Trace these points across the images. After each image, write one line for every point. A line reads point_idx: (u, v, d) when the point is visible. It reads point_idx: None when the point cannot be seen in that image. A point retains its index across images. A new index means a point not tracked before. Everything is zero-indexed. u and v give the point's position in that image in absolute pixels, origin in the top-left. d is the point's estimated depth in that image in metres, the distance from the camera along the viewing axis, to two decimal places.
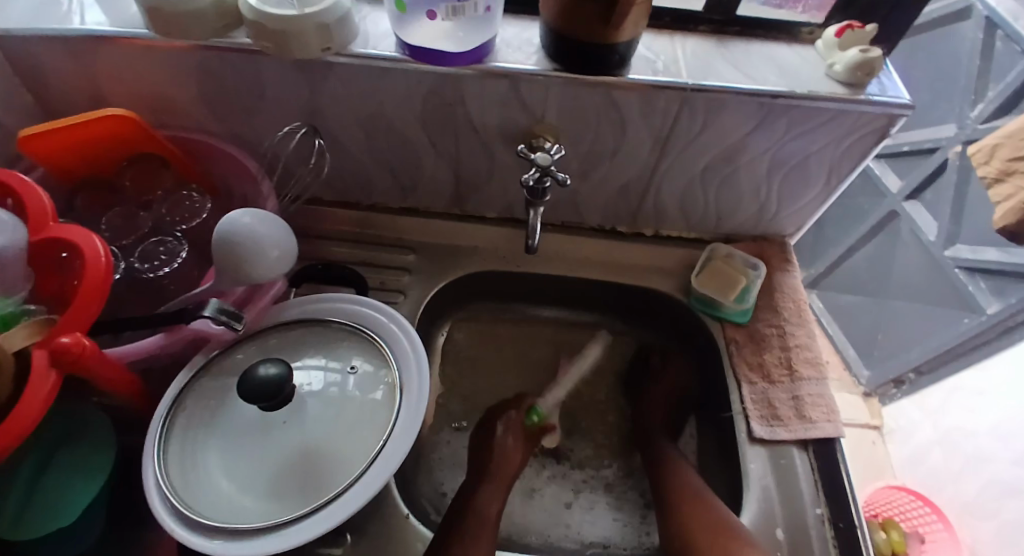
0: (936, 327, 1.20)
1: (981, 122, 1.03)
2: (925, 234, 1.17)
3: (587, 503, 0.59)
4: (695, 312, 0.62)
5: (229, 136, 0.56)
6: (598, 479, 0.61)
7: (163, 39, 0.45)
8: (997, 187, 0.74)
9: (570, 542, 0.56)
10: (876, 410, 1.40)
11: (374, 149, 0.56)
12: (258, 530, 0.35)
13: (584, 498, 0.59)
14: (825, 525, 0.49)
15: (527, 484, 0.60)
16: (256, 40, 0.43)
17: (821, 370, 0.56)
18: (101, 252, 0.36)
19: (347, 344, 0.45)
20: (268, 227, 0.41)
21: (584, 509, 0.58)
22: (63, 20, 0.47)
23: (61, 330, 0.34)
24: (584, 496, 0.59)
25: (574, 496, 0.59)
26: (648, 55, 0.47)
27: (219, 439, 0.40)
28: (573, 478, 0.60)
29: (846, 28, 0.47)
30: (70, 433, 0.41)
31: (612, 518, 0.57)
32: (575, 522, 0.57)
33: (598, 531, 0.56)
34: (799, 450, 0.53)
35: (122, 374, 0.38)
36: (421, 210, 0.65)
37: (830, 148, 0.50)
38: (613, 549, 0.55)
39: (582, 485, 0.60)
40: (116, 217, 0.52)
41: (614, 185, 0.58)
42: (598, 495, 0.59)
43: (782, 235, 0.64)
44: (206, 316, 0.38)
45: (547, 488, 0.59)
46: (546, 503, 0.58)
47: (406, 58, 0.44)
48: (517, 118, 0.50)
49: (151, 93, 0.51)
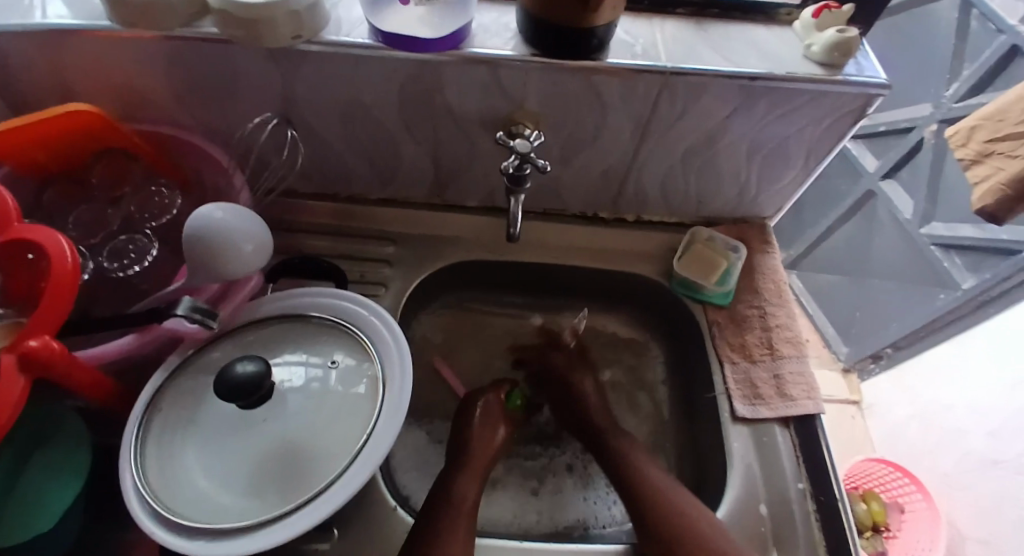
0: (913, 302, 1.22)
1: (956, 100, 1.04)
2: (902, 214, 1.19)
3: (554, 488, 0.59)
4: (677, 296, 0.62)
5: (199, 128, 0.54)
6: (559, 463, 0.60)
7: (128, 30, 0.43)
8: (975, 168, 0.75)
9: (544, 527, 0.55)
10: (854, 386, 1.42)
11: (351, 139, 0.54)
12: (241, 530, 0.35)
13: (552, 482, 0.59)
14: (807, 500, 0.50)
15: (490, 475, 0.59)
16: (224, 29, 0.41)
17: (801, 348, 0.57)
18: (67, 251, 0.34)
19: (328, 339, 0.44)
20: (242, 221, 0.40)
21: (556, 492, 0.58)
22: (24, 13, 0.44)
23: (30, 333, 0.33)
24: (549, 481, 0.59)
25: (539, 483, 0.59)
26: (627, 39, 0.47)
27: (198, 438, 0.39)
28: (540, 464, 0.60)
29: (824, 8, 0.47)
30: (45, 437, 0.40)
31: (584, 498, 0.58)
32: (545, 508, 0.57)
33: (573, 513, 0.56)
34: (780, 428, 0.54)
35: (92, 375, 0.37)
36: (400, 200, 0.64)
37: (808, 129, 0.51)
38: (589, 530, 0.55)
39: (548, 471, 0.60)
40: (85, 213, 0.51)
41: (595, 171, 0.57)
42: (561, 478, 0.59)
43: (761, 218, 0.65)
44: (179, 314, 0.37)
45: (508, 478, 0.59)
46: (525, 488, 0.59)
47: (382, 45, 0.43)
48: (496, 104, 0.49)
49: (117, 86, 0.49)
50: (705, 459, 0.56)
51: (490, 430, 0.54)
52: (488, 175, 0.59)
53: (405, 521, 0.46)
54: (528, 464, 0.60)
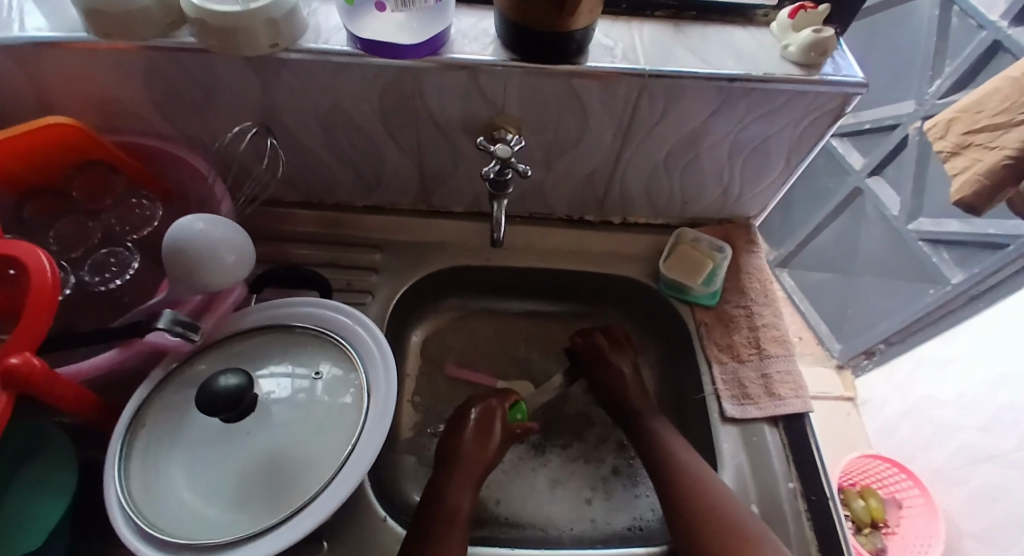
0: (904, 299, 1.22)
1: (939, 97, 1.06)
2: (889, 210, 1.21)
3: (606, 495, 0.58)
4: (664, 296, 0.62)
5: (182, 139, 0.54)
6: (606, 469, 0.60)
7: (106, 42, 0.42)
8: (952, 161, 0.76)
9: (605, 534, 0.55)
10: (849, 383, 1.40)
11: (335, 147, 0.54)
12: (225, 544, 0.35)
13: (600, 491, 0.58)
14: (798, 498, 0.50)
15: (549, 475, 0.59)
16: (201, 39, 0.41)
17: (788, 347, 0.58)
18: (47, 268, 0.34)
19: (312, 349, 0.44)
20: (223, 231, 0.39)
21: (603, 500, 0.57)
22: (1, 26, 0.44)
23: (7, 349, 0.32)
24: (601, 487, 0.58)
25: (593, 491, 0.58)
26: (607, 42, 0.47)
27: (182, 451, 0.39)
28: (601, 469, 0.60)
29: (799, 9, 0.47)
30: (28, 454, 0.39)
31: (634, 494, 0.58)
32: (601, 515, 0.56)
33: (625, 514, 0.56)
34: (770, 428, 0.54)
35: (76, 391, 0.37)
36: (385, 208, 0.64)
37: (788, 129, 0.51)
38: (640, 526, 0.56)
39: (598, 477, 0.59)
40: (65, 229, 0.50)
41: (579, 174, 0.58)
42: (611, 483, 0.59)
43: (746, 217, 0.65)
44: (160, 328, 0.37)
45: (569, 482, 0.59)
46: (534, 480, 0.59)
47: (361, 52, 0.43)
48: (478, 109, 0.49)
49: (98, 97, 0.49)
50: None
51: (488, 415, 0.54)
52: (473, 181, 0.59)
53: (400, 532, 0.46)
54: (584, 467, 0.60)
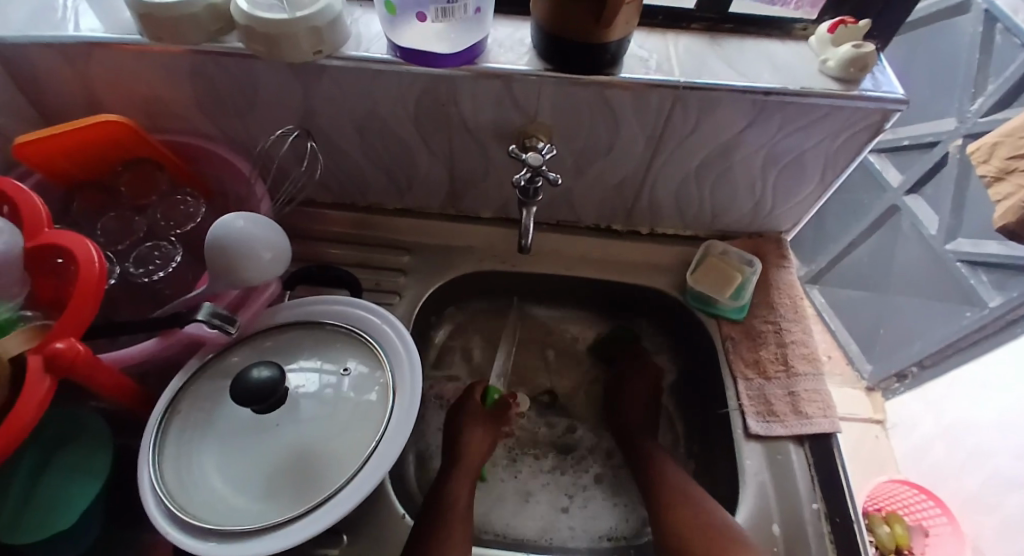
0: (939, 321, 1.18)
1: (981, 115, 1.02)
2: (926, 228, 1.17)
3: (586, 502, 0.59)
4: (690, 308, 0.62)
5: (223, 139, 0.56)
6: (589, 476, 0.61)
7: (157, 44, 0.45)
8: (996, 186, 0.73)
9: (583, 541, 0.55)
10: (879, 405, 1.37)
11: (369, 150, 0.56)
12: (250, 532, 0.36)
13: (579, 499, 0.59)
14: (822, 521, 0.49)
15: (522, 487, 0.59)
16: (248, 44, 0.43)
17: (817, 365, 0.56)
18: (95, 257, 0.36)
19: (342, 346, 0.45)
20: (262, 229, 0.41)
21: (581, 509, 0.58)
22: (58, 28, 0.47)
23: (58, 335, 0.34)
24: (579, 495, 0.59)
25: (570, 499, 0.59)
26: (641, 53, 0.47)
27: (214, 439, 0.40)
28: (582, 478, 0.61)
29: (840, 23, 0.46)
30: (70, 436, 0.41)
31: (612, 505, 0.58)
32: (578, 523, 0.57)
33: (603, 524, 0.57)
34: (795, 446, 0.53)
35: (116, 377, 0.38)
36: (414, 210, 0.65)
37: (824, 144, 0.50)
38: (621, 538, 0.56)
39: (577, 485, 0.60)
40: (110, 224, 0.52)
41: (607, 183, 0.58)
42: (591, 491, 0.60)
43: (778, 232, 0.64)
44: (200, 319, 0.39)
45: (541, 493, 0.59)
46: (504, 492, 0.59)
47: (401, 61, 0.44)
48: (511, 116, 0.50)
49: (146, 97, 0.52)
50: (717, 476, 0.56)
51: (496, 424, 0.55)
52: (501, 186, 0.60)
53: (409, 521, 0.47)
54: (559, 476, 0.60)
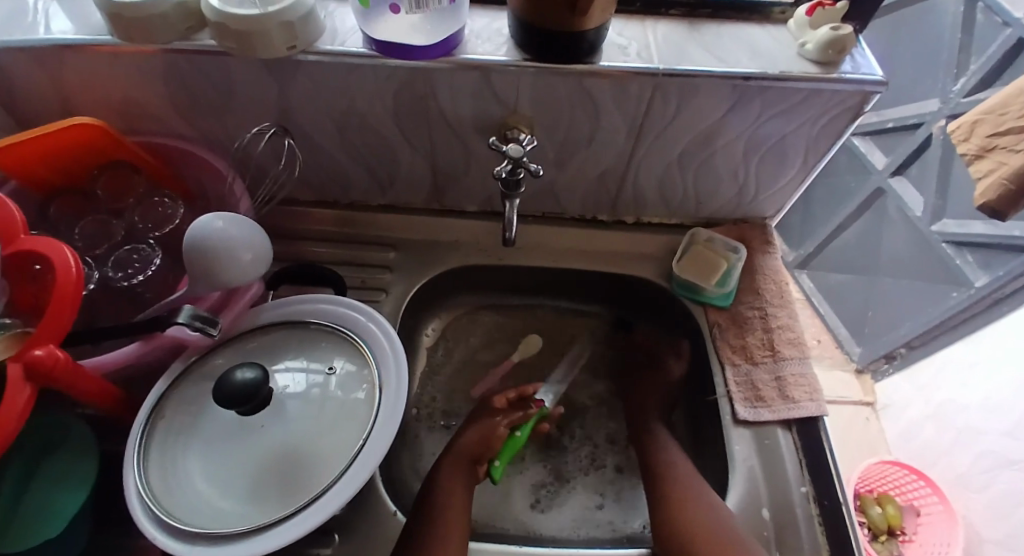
0: (926, 303, 1.19)
1: (964, 95, 1.03)
2: (910, 211, 1.18)
3: (618, 498, 0.59)
4: (678, 297, 0.62)
5: (202, 139, 0.56)
6: (611, 470, 0.61)
7: (127, 44, 0.44)
8: (977, 163, 0.74)
9: (619, 534, 0.56)
10: (868, 388, 1.38)
11: (349, 146, 0.55)
12: (239, 535, 0.35)
13: (610, 495, 0.59)
14: (810, 502, 0.50)
15: (532, 491, 0.59)
16: (219, 42, 0.42)
17: (803, 349, 0.57)
18: (72, 263, 0.35)
19: (328, 345, 0.45)
20: (241, 229, 0.40)
21: (613, 503, 0.58)
22: (27, 31, 0.46)
23: (36, 342, 0.34)
24: (611, 490, 0.59)
25: (603, 496, 0.59)
26: (621, 41, 0.47)
27: (200, 443, 0.40)
28: (606, 473, 0.60)
29: (817, 5, 0.46)
30: (51, 447, 0.41)
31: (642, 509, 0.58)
32: (617, 517, 0.57)
33: (636, 518, 0.57)
34: (783, 431, 0.54)
35: (97, 383, 0.38)
36: (400, 206, 0.65)
37: (805, 127, 0.50)
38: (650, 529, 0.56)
39: (606, 482, 0.60)
40: (90, 227, 0.52)
41: (592, 174, 0.58)
42: (621, 483, 0.60)
43: (763, 217, 0.65)
44: (179, 323, 0.38)
45: (570, 496, 0.59)
46: (507, 488, 0.59)
47: (376, 54, 0.43)
48: (491, 109, 0.49)
49: (121, 98, 0.51)
50: (708, 465, 0.56)
51: (485, 424, 0.55)
52: (484, 180, 0.59)
53: (400, 519, 0.47)
54: (585, 478, 0.60)
